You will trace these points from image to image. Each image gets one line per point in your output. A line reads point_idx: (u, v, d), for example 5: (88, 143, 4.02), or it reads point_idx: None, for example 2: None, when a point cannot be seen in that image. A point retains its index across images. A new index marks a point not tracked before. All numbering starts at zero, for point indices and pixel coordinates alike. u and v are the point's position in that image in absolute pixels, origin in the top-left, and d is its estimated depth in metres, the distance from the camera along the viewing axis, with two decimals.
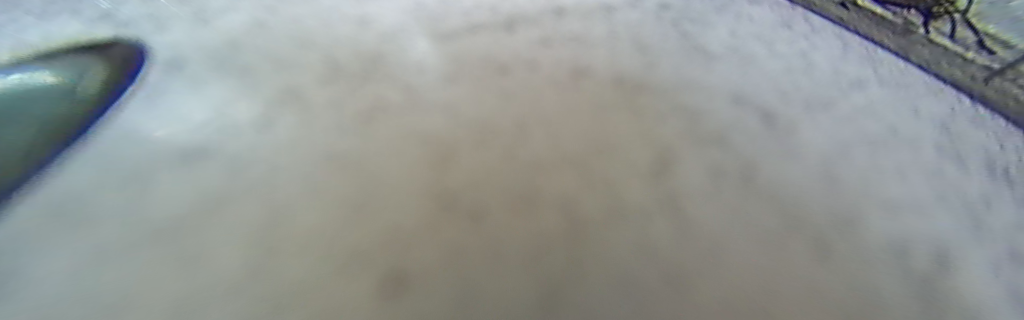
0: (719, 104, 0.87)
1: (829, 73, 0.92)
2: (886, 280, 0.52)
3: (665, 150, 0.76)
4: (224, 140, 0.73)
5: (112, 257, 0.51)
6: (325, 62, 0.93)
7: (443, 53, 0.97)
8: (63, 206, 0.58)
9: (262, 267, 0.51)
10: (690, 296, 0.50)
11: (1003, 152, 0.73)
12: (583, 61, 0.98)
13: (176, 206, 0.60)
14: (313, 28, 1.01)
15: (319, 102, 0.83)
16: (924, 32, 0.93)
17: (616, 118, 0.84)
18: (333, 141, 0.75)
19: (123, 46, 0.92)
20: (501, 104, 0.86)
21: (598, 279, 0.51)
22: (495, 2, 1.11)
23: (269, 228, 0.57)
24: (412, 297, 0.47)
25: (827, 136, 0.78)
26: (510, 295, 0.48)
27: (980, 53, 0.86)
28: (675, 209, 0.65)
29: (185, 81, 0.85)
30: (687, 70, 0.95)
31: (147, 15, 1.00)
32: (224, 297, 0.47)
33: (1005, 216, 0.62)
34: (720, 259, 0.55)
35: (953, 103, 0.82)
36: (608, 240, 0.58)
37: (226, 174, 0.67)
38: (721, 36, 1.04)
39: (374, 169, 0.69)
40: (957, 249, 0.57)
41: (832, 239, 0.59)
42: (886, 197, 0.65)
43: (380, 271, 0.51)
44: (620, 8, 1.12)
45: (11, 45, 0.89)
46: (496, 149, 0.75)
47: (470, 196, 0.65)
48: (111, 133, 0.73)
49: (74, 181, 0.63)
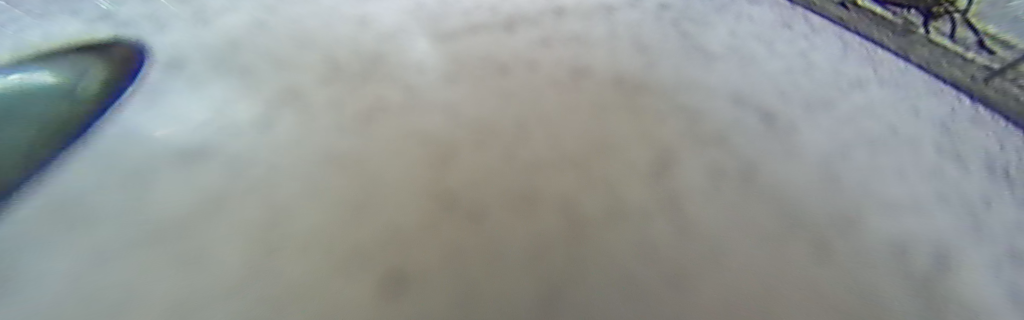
0: (719, 103, 0.87)
1: (829, 73, 0.92)
2: (888, 282, 0.52)
3: (665, 150, 0.76)
4: (224, 140, 0.73)
5: (112, 257, 0.51)
6: (325, 62, 0.93)
7: (444, 53, 0.98)
8: (64, 207, 0.58)
9: (262, 267, 0.51)
10: (692, 296, 0.50)
11: (1004, 152, 0.73)
12: (583, 61, 0.98)
13: (176, 206, 0.60)
14: (314, 27, 1.02)
15: (320, 102, 0.83)
16: (924, 32, 0.94)
17: (616, 119, 0.84)
18: (334, 140, 0.75)
19: (124, 46, 0.92)
20: (501, 105, 0.86)
21: (598, 279, 0.51)
22: (495, 2, 1.12)
23: (269, 229, 0.57)
24: (413, 298, 0.47)
25: (827, 136, 0.78)
26: (511, 294, 0.48)
27: (980, 53, 0.87)
28: (675, 209, 0.65)
29: (185, 81, 0.85)
30: (687, 70, 0.95)
31: (148, 16, 1.00)
32: (224, 297, 0.47)
33: (1005, 216, 0.62)
34: (721, 260, 0.55)
35: (953, 103, 0.82)
36: (608, 241, 0.58)
37: (226, 174, 0.67)
38: (721, 36, 1.05)
39: (375, 169, 0.69)
40: (958, 249, 0.57)
41: (833, 240, 0.59)
42: (886, 197, 0.65)
43: (379, 271, 0.51)
44: (620, 8, 1.12)
45: (12, 45, 0.89)
46: (496, 149, 0.75)
47: (470, 197, 0.65)
48: (110, 133, 0.73)
49: (75, 181, 0.63)
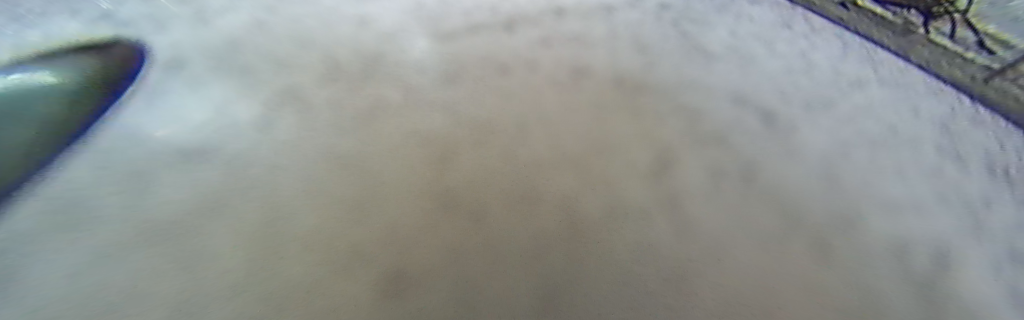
0: (719, 103, 0.87)
1: (828, 73, 0.92)
2: (887, 281, 0.52)
3: (665, 150, 0.77)
4: (224, 141, 0.73)
5: (114, 256, 0.51)
6: (325, 62, 0.93)
7: (444, 53, 0.98)
8: (64, 207, 0.58)
9: (263, 266, 0.51)
10: (691, 296, 0.50)
11: (1004, 152, 0.73)
12: (583, 61, 0.98)
13: (176, 206, 0.60)
14: (314, 27, 1.02)
15: (319, 102, 0.83)
16: (924, 32, 0.93)
17: (616, 119, 0.84)
18: (334, 141, 0.75)
19: (123, 47, 0.92)
20: (501, 104, 0.86)
21: (598, 279, 0.51)
22: (495, 2, 1.12)
23: (270, 228, 0.57)
24: (412, 297, 0.47)
25: (827, 135, 0.79)
26: (511, 293, 0.48)
27: (980, 53, 0.86)
28: (675, 209, 0.65)
29: (184, 81, 0.85)
30: (687, 70, 0.95)
31: (148, 15, 1.00)
32: (222, 296, 0.46)
33: (1005, 216, 0.62)
34: (721, 260, 0.55)
35: (953, 103, 0.82)
36: (608, 240, 0.58)
37: (226, 174, 0.67)
38: (721, 36, 1.05)
39: (375, 168, 0.69)
40: (958, 249, 0.57)
41: (832, 239, 0.59)
42: (886, 197, 0.65)
43: (380, 270, 0.51)
44: (620, 8, 1.13)
45: (13, 45, 0.89)
46: (496, 149, 0.76)
47: (470, 196, 0.65)
48: (110, 133, 0.73)
49: (76, 181, 0.63)
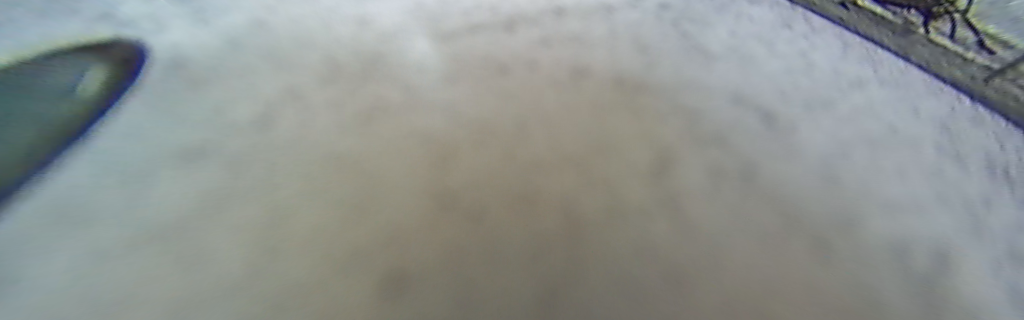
0: (719, 104, 0.86)
1: (828, 73, 0.92)
2: (886, 281, 0.52)
3: (665, 150, 0.77)
4: (224, 140, 0.73)
5: (113, 253, 0.51)
6: (325, 62, 0.93)
7: (443, 53, 0.98)
8: (62, 204, 0.57)
9: (262, 267, 0.51)
10: (691, 296, 0.50)
11: (1004, 151, 0.73)
12: (583, 61, 0.98)
13: (176, 206, 0.60)
14: (313, 27, 1.02)
15: (319, 102, 0.83)
16: (924, 32, 0.94)
17: (616, 118, 0.84)
18: (335, 141, 0.75)
19: (123, 46, 0.92)
20: (501, 104, 0.86)
21: (598, 279, 0.51)
22: (495, 2, 1.12)
23: (269, 228, 0.57)
24: (411, 297, 0.47)
25: (826, 135, 0.79)
26: (510, 293, 0.48)
27: (980, 53, 0.87)
28: (675, 208, 0.65)
29: (185, 81, 0.85)
30: (687, 70, 0.95)
31: (148, 15, 1.01)
32: (220, 294, 0.46)
33: (1005, 216, 0.62)
34: (721, 260, 0.55)
35: (953, 103, 0.82)
36: (609, 240, 0.58)
37: (226, 174, 0.67)
38: (721, 36, 1.05)
39: (375, 169, 0.69)
40: (958, 249, 0.57)
41: (832, 239, 0.59)
42: (886, 197, 0.66)
43: (379, 270, 0.51)
44: (620, 8, 1.13)
45: (10, 44, 0.88)
46: (496, 149, 0.76)
47: (470, 196, 0.65)
48: (109, 133, 0.72)
49: (75, 181, 0.62)
